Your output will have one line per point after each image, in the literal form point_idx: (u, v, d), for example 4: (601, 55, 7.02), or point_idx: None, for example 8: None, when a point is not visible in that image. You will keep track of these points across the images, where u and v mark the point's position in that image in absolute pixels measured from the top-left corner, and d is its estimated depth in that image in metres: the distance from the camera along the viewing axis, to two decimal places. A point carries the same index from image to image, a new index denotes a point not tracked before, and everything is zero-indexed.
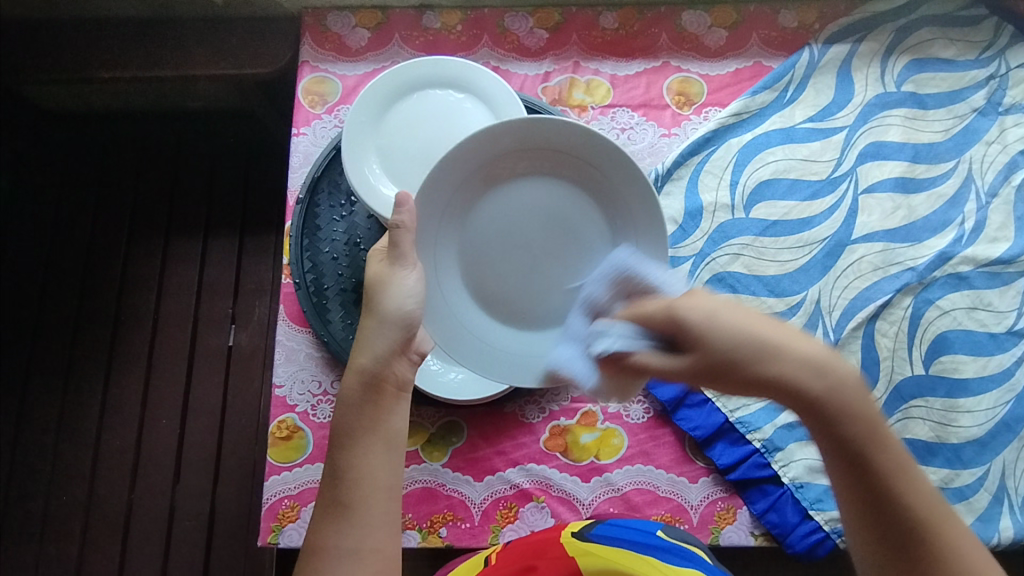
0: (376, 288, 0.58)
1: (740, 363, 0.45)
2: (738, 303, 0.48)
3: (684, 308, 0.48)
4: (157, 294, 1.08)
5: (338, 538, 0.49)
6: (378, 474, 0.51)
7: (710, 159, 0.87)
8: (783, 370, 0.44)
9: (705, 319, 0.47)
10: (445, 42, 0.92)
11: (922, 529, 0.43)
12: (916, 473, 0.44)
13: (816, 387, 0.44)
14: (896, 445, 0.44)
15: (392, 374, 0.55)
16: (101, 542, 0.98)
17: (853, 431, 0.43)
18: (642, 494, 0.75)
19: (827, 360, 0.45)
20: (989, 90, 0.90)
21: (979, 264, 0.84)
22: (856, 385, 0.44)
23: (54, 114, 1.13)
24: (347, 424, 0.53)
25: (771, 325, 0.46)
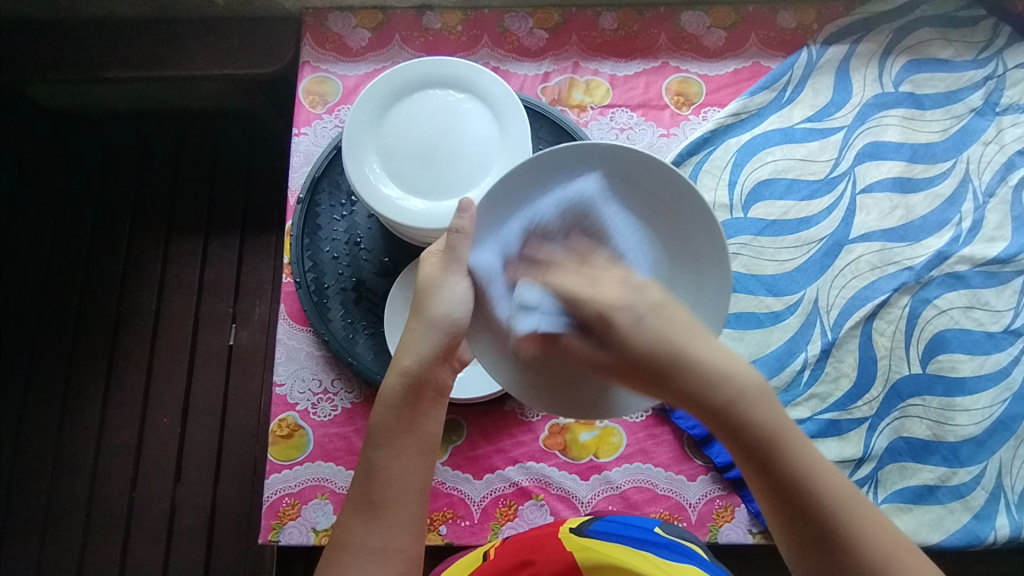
0: (427, 290, 0.57)
1: (659, 365, 0.50)
2: (664, 307, 0.53)
3: (604, 299, 0.54)
4: (159, 293, 1.09)
5: (364, 536, 0.51)
6: (411, 477, 0.53)
7: (709, 159, 0.87)
8: (697, 367, 0.49)
9: (632, 323, 0.52)
10: (445, 43, 0.93)
11: (828, 520, 0.46)
12: (825, 473, 0.47)
13: (725, 394, 0.48)
14: (801, 444, 0.47)
15: (435, 382, 0.56)
16: (102, 540, 0.99)
17: (758, 435, 0.47)
18: (641, 492, 0.76)
19: (733, 368, 0.49)
20: (986, 91, 0.91)
21: (976, 263, 0.84)
22: (760, 394, 0.48)
23: (55, 114, 1.13)
24: (386, 426, 0.54)
25: (691, 333, 0.51)
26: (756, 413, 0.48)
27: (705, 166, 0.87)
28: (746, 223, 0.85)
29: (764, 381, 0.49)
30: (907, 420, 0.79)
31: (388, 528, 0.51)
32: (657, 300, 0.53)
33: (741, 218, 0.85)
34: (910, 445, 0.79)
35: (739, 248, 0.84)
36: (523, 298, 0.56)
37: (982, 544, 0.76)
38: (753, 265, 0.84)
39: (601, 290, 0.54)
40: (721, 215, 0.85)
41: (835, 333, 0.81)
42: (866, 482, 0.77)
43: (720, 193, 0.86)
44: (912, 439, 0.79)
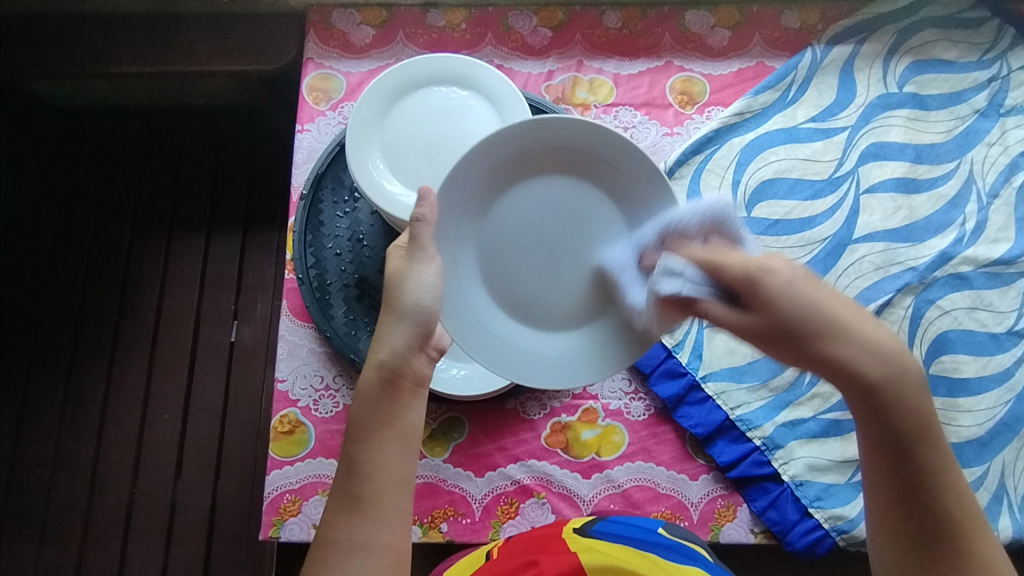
0: (395, 281, 0.56)
1: (810, 335, 0.46)
2: (823, 283, 0.49)
3: (765, 268, 0.49)
4: (160, 289, 1.08)
5: (349, 530, 0.47)
6: (392, 470, 0.49)
7: (712, 159, 0.87)
8: (852, 347, 0.45)
9: (783, 286, 0.48)
10: (449, 40, 0.93)
11: (952, 530, 0.43)
12: (957, 476, 0.44)
13: (882, 375, 0.44)
14: (942, 444, 0.44)
15: (412, 371, 0.53)
16: (102, 536, 0.98)
17: (902, 427, 0.44)
18: (643, 491, 0.76)
19: (897, 353, 0.45)
20: (990, 92, 0.91)
21: (980, 264, 0.84)
22: (918, 381, 0.45)
23: (59, 110, 1.14)
24: (363, 419, 0.51)
25: (847, 306, 0.47)
26: (912, 408, 0.44)
27: (709, 165, 0.87)
28: (750, 223, 0.85)
29: (923, 372, 0.45)
30: None
31: (374, 521, 0.48)
32: (813, 275, 0.49)
33: (744, 218, 0.85)
34: None
35: None
36: (667, 266, 0.55)
37: None
38: None
39: (761, 262, 0.50)
40: None
41: None
42: None
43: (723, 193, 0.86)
44: None
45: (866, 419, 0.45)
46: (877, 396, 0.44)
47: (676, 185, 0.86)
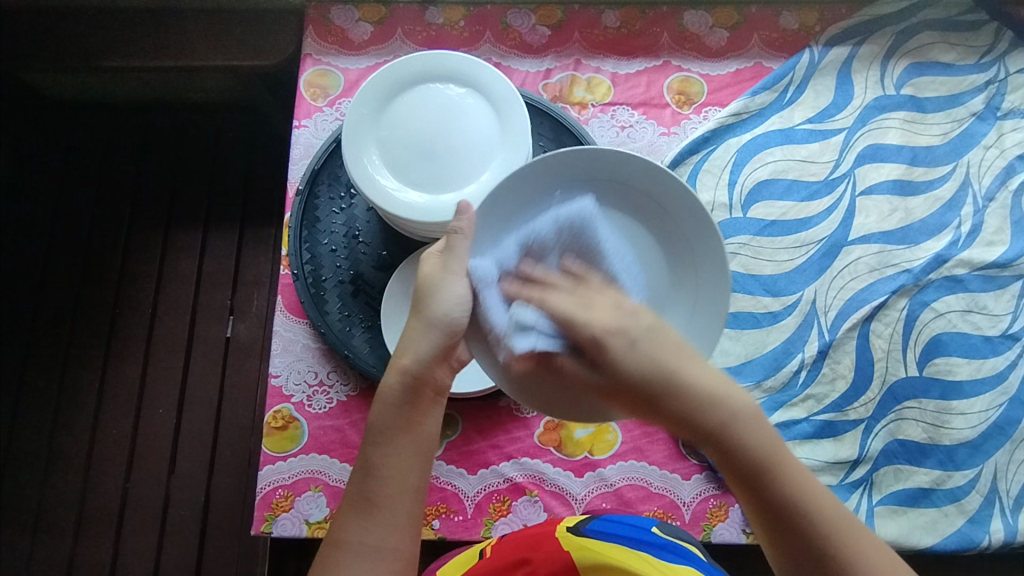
0: (427, 286, 0.57)
1: (656, 393, 0.52)
2: (659, 330, 0.54)
3: (590, 321, 0.54)
4: (157, 283, 1.08)
5: (361, 533, 0.50)
6: (408, 476, 0.52)
7: (709, 159, 0.87)
8: (688, 390, 0.51)
9: (625, 347, 0.53)
10: (447, 38, 0.93)
11: (821, 545, 0.47)
12: (820, 499, 0.48)
13: (717, 408, 0.50)
14: (791, 464, 0.49)
15: (433, 381, 0.55)
16: (95, 530, 0.98)
17: (750, 456, 0.49)
18: (636, 490, 0.76)
19: (727, 390, 0.52)
20: (988, 95, 0.91)
21: (975, 267, 0.84)
22: (752, 417, 0.50)
23: (57, 103, 1.14)
24: (382, 424, 0.53)
25: (683, 355, 0.53)
26: (751, 438, 0.49)
27: (705, 165, 0.87)
28: (746, 223, 0.85)
29: (756, 407, 0.51)
30: (902, 423, 0.79)
31: (388, 527, 0.51)
32: (648, 322, 0.55)
33: (740, 218, 0.85)
34: (906, 447, 0.78)
35: (737, 247, 0.84)
36: (519, 318, 0.55)
37: (976, 548, 0.76)
38: (751, 265, 0.84)
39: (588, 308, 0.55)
40: (720, 214, 0.85)
41: (832, 335, 0.81)
42: (861, 484, 0.77)
43: (719, 193, 0.86)
44: (908, 441, 0.79)
45: (720, 462, 0.50)
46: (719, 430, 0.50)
47: None
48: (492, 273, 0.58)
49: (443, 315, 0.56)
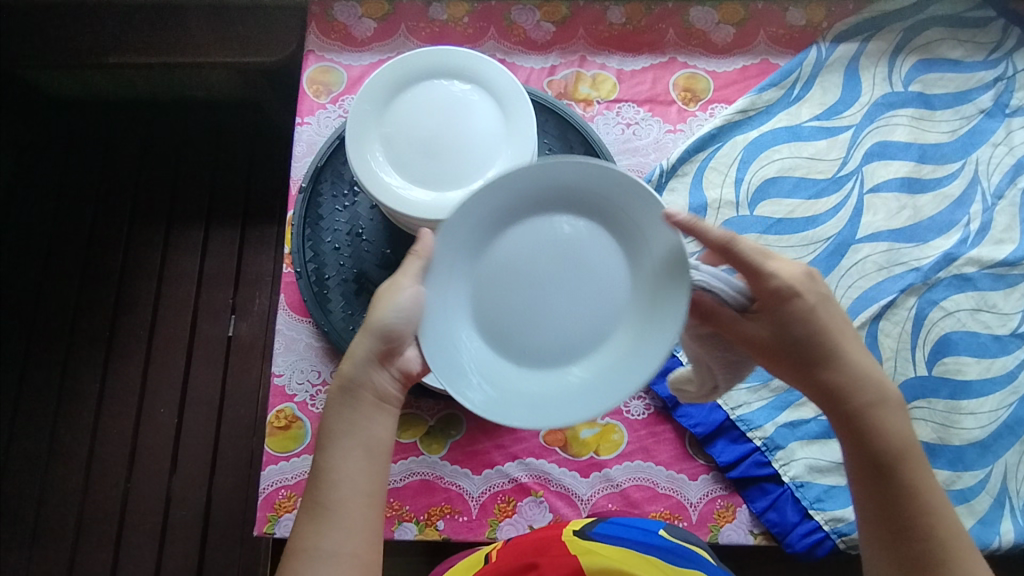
0: (376, 297, 0.54)
1: (818, 358, 0.55)
2: (834, 304, 0.55)
3: (777, 271, 0.54)
4: (158, 282, 1.08)
5: (318, 540, 0.49)
6: (357, 480, 0.51)
7: (715, 156, 0.86)
8: (848, 369, 0.54)
9: (807, 310, 0.54)
10: (451, 34, 0.92)
11: (928, 535, 0.50)
12: (934, 497, 0.52)
13: (869, 392, 0.54)
14: (918, 460, 0.53)
15: (373, 384, 0.54)
16: (96, 530, 0.98)
17: (887, 443, 0.53)
18: (642, 491, 0.75)
19: (878, 376, 0.55)
20: (996, 92, 0.90)
21: (984, 265, 0.83)
22: (896, 405, 0.54)
23: (58, 100, 1.13)
24: (331, 427, 0.53)
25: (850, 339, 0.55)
26: (890, 425, 0.53)
27: (712, 163, 0.86)
28: (752, 221, 0.84)
29: (901, 399, 0.55)
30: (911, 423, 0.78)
31: (342, 532, 0.49)
32: (826, 293, 0.55)
33: (747, 216, 0.85)
34: None
35: None
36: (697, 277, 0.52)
37: (986, 550, 0.75)
38: None
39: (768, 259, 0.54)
40: (727, 212, 0.85)
41: None
42: None
43: (726, 191, 0.85)
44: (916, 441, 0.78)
45: (851, 435, 0.54)
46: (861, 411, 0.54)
47: (679, 183, 0.86)
48: (446, 284, 0.55)
49: (380, 322, 0.53)
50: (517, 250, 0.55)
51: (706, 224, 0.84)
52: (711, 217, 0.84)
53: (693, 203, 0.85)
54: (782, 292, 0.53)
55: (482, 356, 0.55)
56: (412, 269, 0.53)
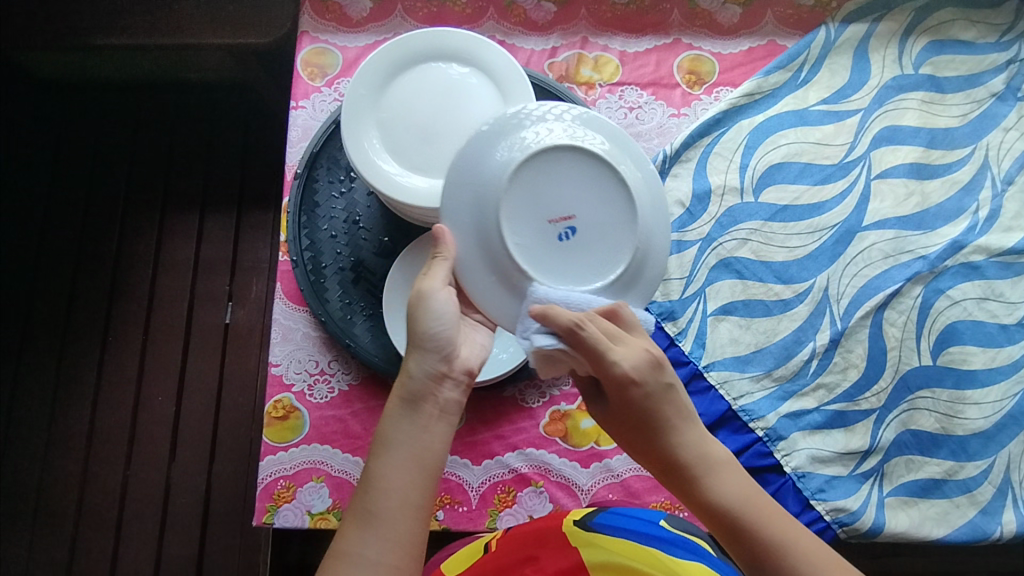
0: (409, 310, 0.52)
1: (643, 424, 0.49)
2: (667, 375, 0.49)
3: (621, 357, 0.47)
4: (153, 269, 1.06)
5: (361, 545, 0.44)
6: (408, 491, 0.46)
7: (720, 141, 0.84)
8: (677, 443, 0.49)
9: (641, 395, 0.48)
10: (449, 14, 0.89)
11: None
12: (796, 542, 0.46)
13: (693, 462, 0.48)
14: (765, 510, 0.47)
15: (435, 396, 0.49)
16: (97, 517, 0.98)
17: (724, 510, 0.47)
18: (642, 481, 0.75)
19: (699, 441, 0.49)
20: (1009, 75, 0.88)
21: (991, 253, 0.82)
22: (724, 465, 0.49)
23: (46, 82, 1.10)
24: (388, 433, 0.48)
25: (674, 409, 0.49)
26: (723, 491, 0.47)
27: (716, 148, 0.84)
28: (757, 207, 0.83)
29: (722, 453, 0.50)
30: (915, 413, 0.78)
31: (388, 542, 0.45)
32: (672, 381, 0.50)
33: (752, 203, 0.83)
34: (918, 438, 0.77)
35: (748, 234, 0.82)
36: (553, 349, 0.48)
37: (987, 540, 0.75)
38: (762, 251, 0.82)
39: (614, 344, 0.48)
40: (731, 199, 0.83)
41: (844, 323, 0.79)
42: (872, 474, 0.75)
43: (730, 176, 0.84)
44: (920, 432, 0.77)
45: (696, 506, 0.49)
46: (692, 488, 0.48)
47: (682, 169, 0.84)
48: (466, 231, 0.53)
49: (428, 335, 0.51)
50: (533, 253, 0.52)
51: (710, 212, 0.83)
52: (715, 204, 0.83)
53: (697, 189, 0.83)
54: (621, 384, 0.48)
55: (539, 133, 0.54)
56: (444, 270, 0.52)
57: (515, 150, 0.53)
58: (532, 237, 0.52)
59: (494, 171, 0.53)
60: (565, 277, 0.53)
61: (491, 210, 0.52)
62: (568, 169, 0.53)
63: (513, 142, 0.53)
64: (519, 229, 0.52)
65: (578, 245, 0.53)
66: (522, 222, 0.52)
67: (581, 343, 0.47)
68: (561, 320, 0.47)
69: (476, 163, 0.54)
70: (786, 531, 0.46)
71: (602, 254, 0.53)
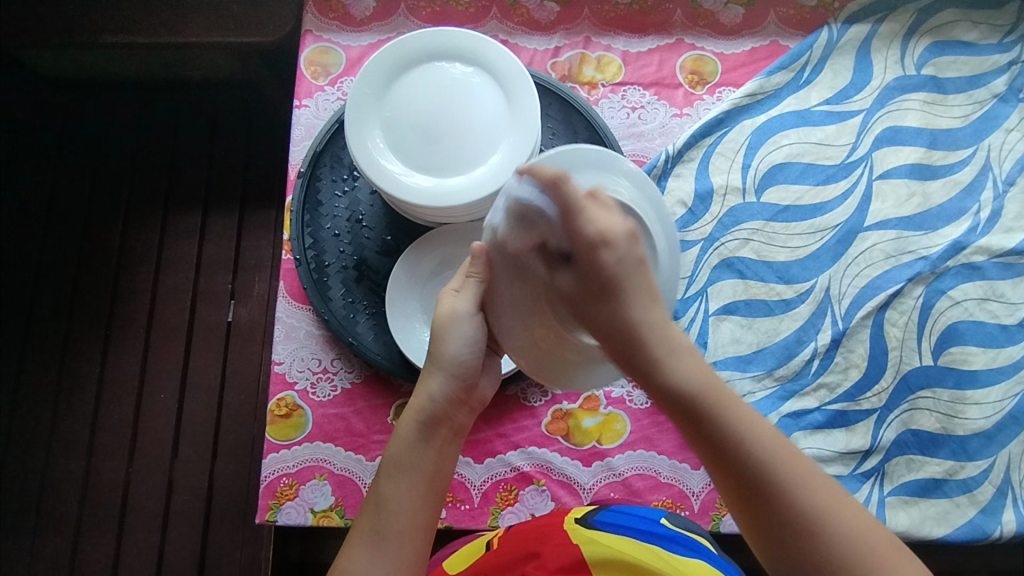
0: (436, 331, 0.57)
1: (606, 293, 0.47)
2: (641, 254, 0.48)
3: (594, 219, 0.48)
4: (156, 266, 1.07)
5: (370, 560, 0.49)
6: (418, 510, 0.51)
7: (722, 141, 0.85)
8: (640, 316, 0.47)
9: (614, 260, 0.47)
10: (452, 14, 0.89)
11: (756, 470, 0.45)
12: (748, 421, 0.46)
13: (654, 343, 0.47)
14: (721, 391, 0.46)
15: (449, 420, 0.56)
16: (99, 513, 0.98)
17: (683, 390, 0.46)
18: (644, 480, 0.75)
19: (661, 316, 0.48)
20: (1010, 76, 0.88)
21: (993, 254, 0.82)
22: (682, 345, 0.48)
23: (49, 80, 1.10)
24: (401, 454, 0.53)
25: (639, 280, 0.47)
26: (684, 371, 0.46)
27: (718, 148, 0.84)
28: (759, 208, 0.83)
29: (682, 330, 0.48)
30: (915, 413, 0.78)
31: (392, 561, 0.49)
32: (644, 257, 0.49)
33: (754, 203, 0.83)
34: (918, 438, 0.77)
35: (750, 233, 0.82)
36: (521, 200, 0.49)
37: (987, 539, 0.75)
38: (764, 251, 0.82)
39: (588, 207, 0.48)
40: (733, 199, 0.83)
41: (845, 323, 0.79)
42: (873, 473, 0.76)
43: (732, 176, 0.84)
44: (920, 432, 0.77)
45: (647, 380, 0.48)
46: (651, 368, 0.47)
47: (685, 169, 0.84)
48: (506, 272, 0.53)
49: (454, 358, 0.56)
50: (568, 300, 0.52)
51: (713, 211, 0.83)
52: (717, 204, 0.83)
53: (699, 189, 0.83)
54: (591, 243, 0.47)
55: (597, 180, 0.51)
56: (473, 296, 0.56)
57: None
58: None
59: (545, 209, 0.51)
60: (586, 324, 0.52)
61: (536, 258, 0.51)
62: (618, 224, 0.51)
63: (572, 184, 0.51)
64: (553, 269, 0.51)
65: None
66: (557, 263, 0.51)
67: (562, 196, 0.47)
68: (545, 172, 0.47)
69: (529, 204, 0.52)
70: (742, 415, 0.46)
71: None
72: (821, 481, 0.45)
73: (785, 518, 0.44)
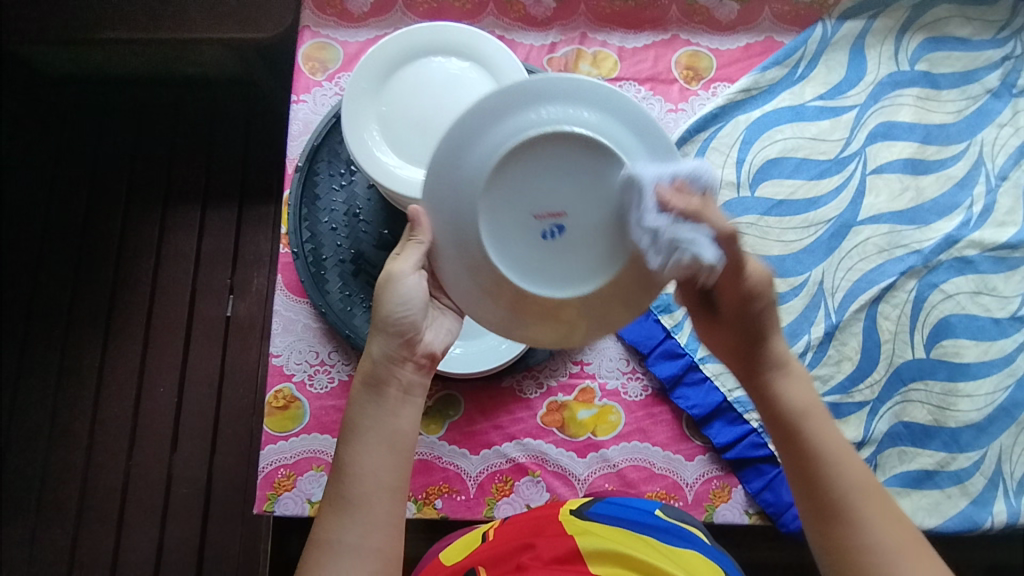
0: (378, 288, 0.55)
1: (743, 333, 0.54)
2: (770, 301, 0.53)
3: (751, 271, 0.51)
4: (156, 261, 1.07)
5: (341, 532, 0.47)
6: (379, 473, 0.49)
7: (717, 136, 0.85)
8: (775, 350, 0.54)
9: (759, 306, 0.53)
10: (449, 10, 0.90)
11: (806, 445, 0.51)
12: (823, 421, 0.52)
13: (792, 401, 0.53)
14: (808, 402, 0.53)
15: (397, 379, 0.53)
16: (100, 505, 0.99)
17: (781, 399, 0.53)
18: (638, 471, 0.76)
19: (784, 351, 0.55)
20: (1003, 72, 0.89)
21: (985, 248, 0.83)
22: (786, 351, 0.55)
23: (50, 77, 1.11)
24: (354, 419, 0.51)
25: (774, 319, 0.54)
26: (791, 392, 0.53)
27: (713, 143, 0.85)
28: (753, 202, 0.84)
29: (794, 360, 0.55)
30: (908, 405, 0.78)
31: (362, 526, 0.47)
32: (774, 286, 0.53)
33: (748, 197, 0.84)
34: (911, 429, 0.78)
35: (745, 227, 0.83)
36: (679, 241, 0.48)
37: (978, 530, 0.75)
38: (758, 245, 0.82)
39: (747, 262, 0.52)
40: (728, 193, 0.84)
41: (838, 317, 0.80)
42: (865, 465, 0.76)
43: (726, 171, 0.84)
44: (912, 424, 0.78)
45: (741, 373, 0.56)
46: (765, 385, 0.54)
47: None
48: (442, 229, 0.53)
49: (390, 319, 0.54)
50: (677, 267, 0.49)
51: None
52: None
53: None
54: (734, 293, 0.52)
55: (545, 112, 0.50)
56: (415, 255, 0.53)
57: (500, 140, 0.50)
58: (511, 230, 0.51)
59: (480, 157, 0.50)
60: (537, 278, 0.51)
61: (467, 219, 0.51)
62: (563, 156, 0.49)
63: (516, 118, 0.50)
64: (496, 224, 0.50)
65: (564, 243, 0.51)
66: (504, 217, 0.50)
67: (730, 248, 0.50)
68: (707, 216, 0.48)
69: (456, 155, 0.51)
70: (850, 468, 0.50)
71: (593, 254, 0.50)
72: (877, 499, 0.49)
73: (842, 542, 0.48)
